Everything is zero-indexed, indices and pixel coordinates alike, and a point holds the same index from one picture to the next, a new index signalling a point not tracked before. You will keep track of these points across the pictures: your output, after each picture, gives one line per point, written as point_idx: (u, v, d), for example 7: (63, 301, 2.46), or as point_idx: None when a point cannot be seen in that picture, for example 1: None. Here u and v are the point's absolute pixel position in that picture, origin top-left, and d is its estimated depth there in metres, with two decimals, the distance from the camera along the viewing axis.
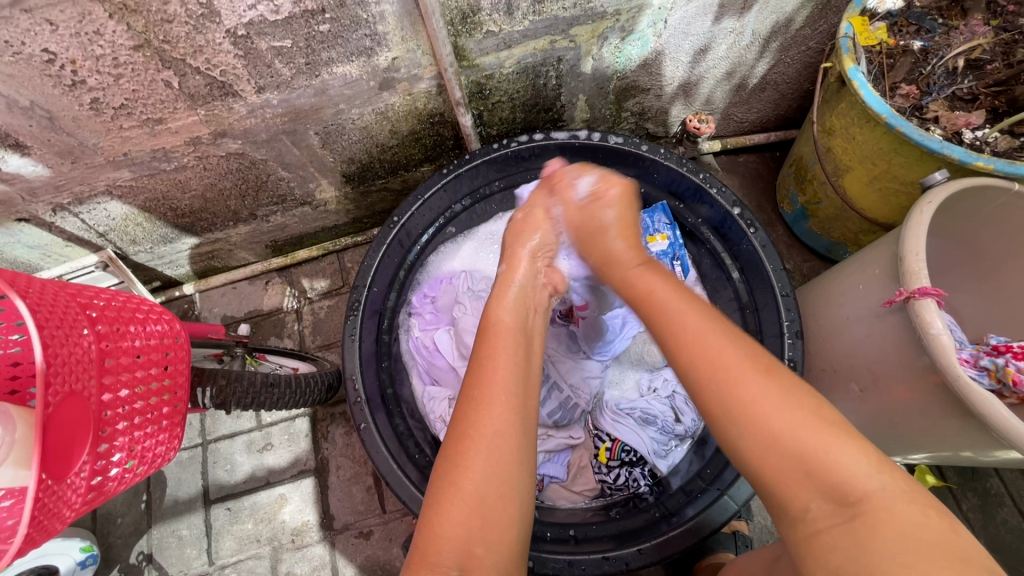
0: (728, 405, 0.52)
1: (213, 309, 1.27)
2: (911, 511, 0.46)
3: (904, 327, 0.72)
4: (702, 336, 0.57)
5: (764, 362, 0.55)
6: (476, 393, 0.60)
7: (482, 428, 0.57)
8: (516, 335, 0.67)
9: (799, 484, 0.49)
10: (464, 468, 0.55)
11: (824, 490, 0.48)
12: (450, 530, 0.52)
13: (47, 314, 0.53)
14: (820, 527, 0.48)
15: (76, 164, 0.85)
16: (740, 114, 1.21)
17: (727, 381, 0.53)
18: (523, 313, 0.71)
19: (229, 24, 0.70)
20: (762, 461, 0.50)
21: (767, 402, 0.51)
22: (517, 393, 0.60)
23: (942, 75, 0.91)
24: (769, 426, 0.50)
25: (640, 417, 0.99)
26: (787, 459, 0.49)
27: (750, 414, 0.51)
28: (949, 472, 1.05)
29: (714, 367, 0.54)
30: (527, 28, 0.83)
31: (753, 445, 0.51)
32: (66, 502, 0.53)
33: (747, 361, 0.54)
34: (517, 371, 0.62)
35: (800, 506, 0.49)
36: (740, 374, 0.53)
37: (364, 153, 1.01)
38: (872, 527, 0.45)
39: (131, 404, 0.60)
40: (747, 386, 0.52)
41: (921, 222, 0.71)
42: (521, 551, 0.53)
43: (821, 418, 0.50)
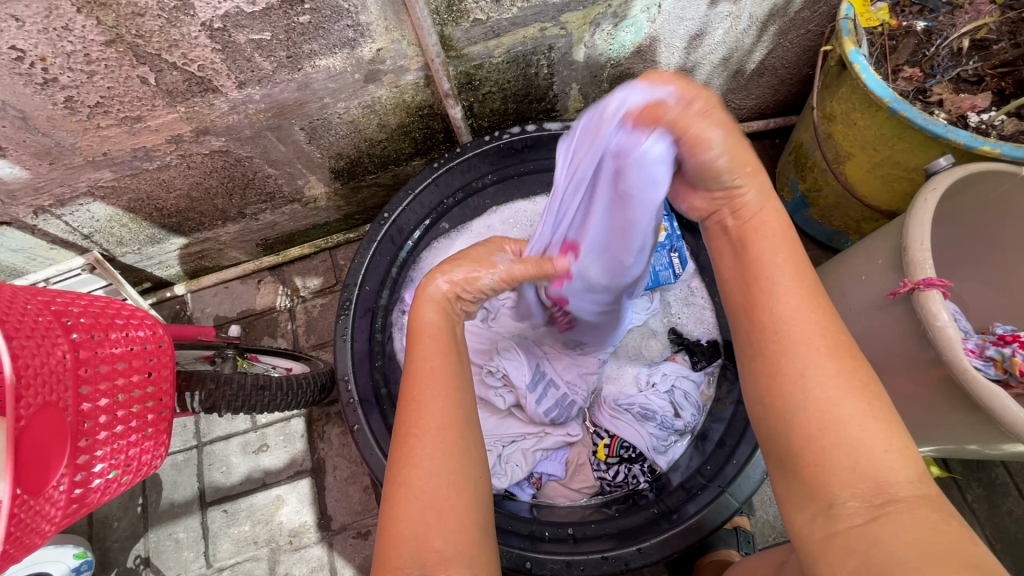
0: (793, 383, 0.50)
1: (206, 309, 1.25)
2: (929, 520, 0.43)
3: (907, 319, 0.71)
4: (793, 307, 0.52)
5: (846, 345, 0.51)
6: (413, 390, 0.58)
7: (425, 423, 0.56)
8: (447, 331, 0.65)
9: (845, 474, 0.46)
10: (409, 464, 0.53)
11: (860, 484, 0.45)
12: (406, 530, 0.50)
13: (17, 324, 0.51)
14: (843, 523, 0.46)
15: (54, 165, 0.82)
16: (737, 100, 1.18)
17: (793, 360, 0.50)
18: (450, 311, 0.67)
19: (204, 16, 0.67)
20: (807, 439, 0.48)
21: (838, 390, 0.48)
22: (455, 387, 0.59)
23: (946, 56, 0.88)
24: (821, 402, 0.48)
25: (638, 412, 0.97)
26: (831, 446, 0.47)
27: (822, 399, 0.48)
28: (953, 463, 1.04)
29: (796, 349, 0.50)
30: (515, 16, 0.80)
31: (800, 421, 0.49)
32: (44, 516, 0.51)
33: (829, 346, 0.50)
34: (452, 366, 0.61)
35: (827, 498, 0.46)
36: (816, 353, 0.50)
37: (352, 148, 0.99)
38: (892, 525, 0.43)
39: (111, 413, 0.58)
40: (819, 366, 0.49)
41: (926, 209, 0.69)
42: (481, 537, 0.53)
43: (882, 413, 0.47)
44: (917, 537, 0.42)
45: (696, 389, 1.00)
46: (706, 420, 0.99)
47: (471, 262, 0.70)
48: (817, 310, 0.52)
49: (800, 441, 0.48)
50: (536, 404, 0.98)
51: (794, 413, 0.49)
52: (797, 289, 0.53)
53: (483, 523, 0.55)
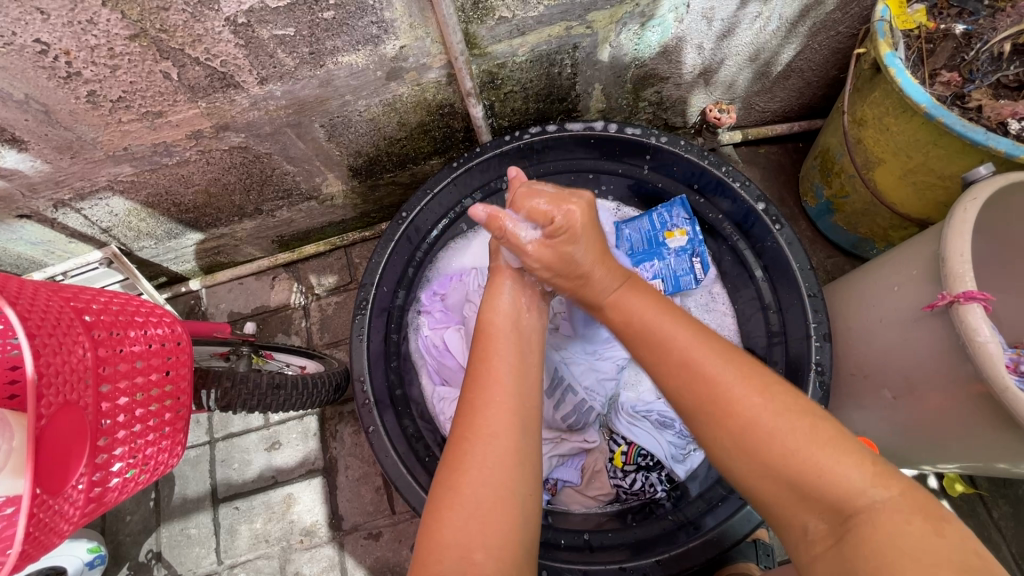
0: (728, 434, 0.54)
1: (220, 305, 1.25)
2: (898, 520, 0.45)
3: (945, 333, 0.68)
4: (689, 355, 0.58)
5: (757, 378, 0.55)
6: (470, 398, 0.61)
7: (480, 431, 0.57)
8: (511, 335, 0.67)
9: (797, 501, 0.50)
10: (461, 471, 0.55)
11: (821, 507, 0.48)
12: (448, 538, 0.51)
13: (39, 321, 0.51)
14: (819, 547, 0.49)
15: (74, 159, 0.82)
16: (762, 103, 1.15)
17: (721, 409, 0.54)
18: (520, 311, 0.70)
19: (228, 11, 0.66)
20: (760, 482, 0.52)
21: (757, 416, 0.52)
22: (522, 392, 0.61)
23: (986, 61, 0.84)
24: (749, 433, 0.52)
25: (656, 420, 0.97)
26: (779, 479, 0.51)
27: (752, 438, 0.52)
28: (980, 479, 1.01)
29: (715, 396, 0.55)
30: (542, 14, 0.78)
31: (745, 471, 0.53)
32: (63, 515, 0.51)
33: (742, 378, 0.55)
34: (516, 372, 0.63)
35: (800, 524, 0.50)
36: (738, 395, 0.54)
37: (371, 146, 0.98)
38: (857, 540, 0.46)
39: (130, 411, 0.57)
40: (744, 405, 0.53)
41: (966, 220, 0.67)
42: (526, 555, 0.53)
43: (813, 428, 0.51)
44: (880, 543, 0.44)
45: None
46: None
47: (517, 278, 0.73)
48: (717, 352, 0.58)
49: (755, 480, 0.52)
50: (554, 408, 0.97)
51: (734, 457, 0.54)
52: (689, 338, 0.59)
53: (531, 534, 0.55)
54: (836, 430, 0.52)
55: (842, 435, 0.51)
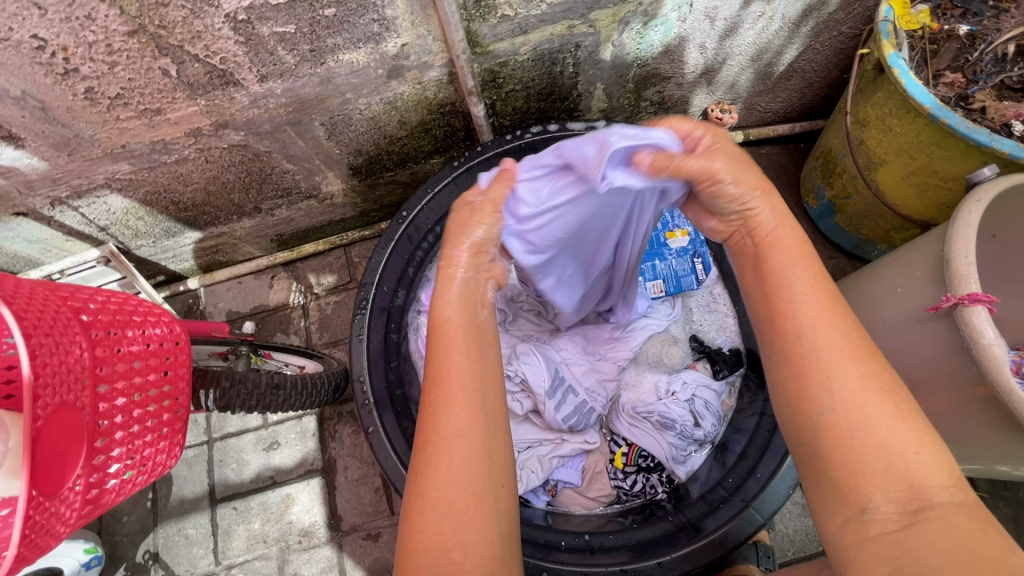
0: (830, 388, 0.48)
1: (218, 304, 1.24)
2: (974, 526, 0.43)
3: (949, 335, 0.68)
4: (813, 302, 0.51)
5: (866, 345, 0.50)
6: (431, 397, 0.56)
7: (443, 432, 0.54)
8: (465, 328, 0.60)
9: (876, 477, 0.46)
10: (431, 474, 0.53)
11: (899, 493, 0.45)
12: (422, 539, 0.51)
13: (35, 321, 0.50)
14: (879, 528, 0.46)
15: (72, 156, 0.81)
16: (763, 103, 1.15)
17: (822, 362, 0.49)
18: (471, 305, 0.62)
19: (228, 8, 0.65)
20: (841, 450, 0.47)
21: (862, 392, 0.47)
22: (474, 389, 0.56)
23: (990, 62, 0.85)
24: (849, 403, 0.47)
25: (658, 421, 0.94)
26: (866, 451, 0.46)
27: (853, 401, 0.47)
28: (981, 481, 1.01)
29: (822, 353, 0.50)
30: (544, 12, 0.78)
31: (834, 437, 0.48)
32: (59, 518, 0.50)
33: (858, 344, 0.50)
34: (476, 366, 0.58)
35: (862, 502, 0.46)
36: (844, 354, 0.49)
37: (372, 145, 0.97)
38: (931, 536, 0.43)
39: (128, 412, 0.57)
40: (851, 371, 0.48)
41: (969, 222, 0.66)
42: (503, 545, 0.53)
43: (909, 414, 0.47)
44: (956, 543, 0.42)
45: (716, 399, 0.97)
46: (726, 431, 0.96)
47: (471, 266, 0.63)
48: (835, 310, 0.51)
49: (834, 440, 0.48)
50: (555, 410, 0.96)
51: (825, 413, 0.48)
52: (814, 284, 0.52)
53: (506, 524, 0.54)
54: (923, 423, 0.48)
55: (928, 428, 0.48)
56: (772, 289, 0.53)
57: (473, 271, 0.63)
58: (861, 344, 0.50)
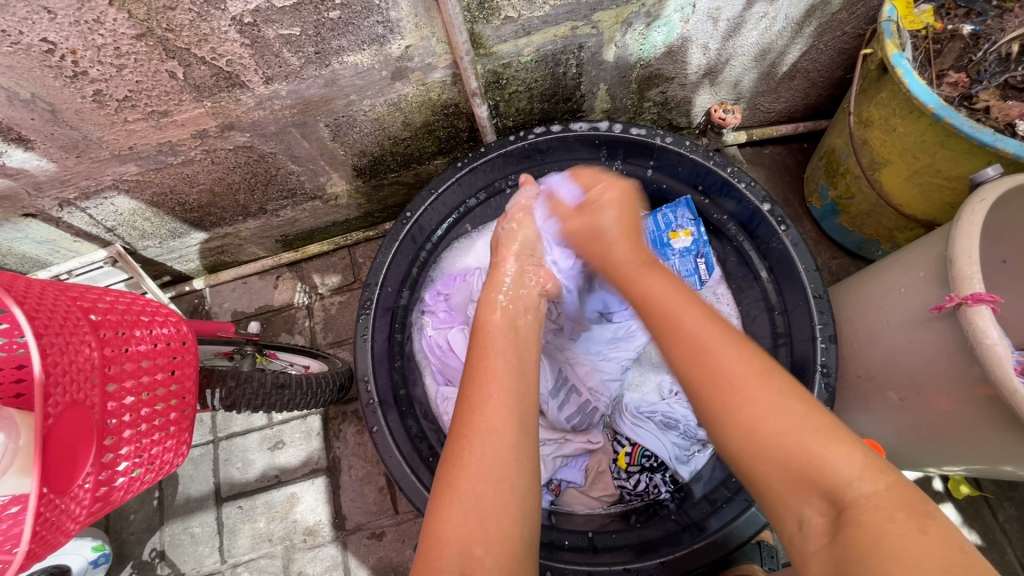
0: (726, 414, 0.54)
1: (224, 304, 1.25)
2: (887, 518, 0.43)
3: (952, 335, 0.68)
4: (697, 335, 0.59)
5: (759, 364, 0.56)
6: (471, 394, 0.60)
7: (477, 427, 0.57)
8: (508, 337, 0.68)
9: (793, 489, 0.49)
10: (461, 467, 0.54)
11: (820, 499, 0.47)
12: (448, 532, 0.51)
13: (45, 321, 0.51)
14: (813, 539, 0.47)
15: (80, 158, 0.82)
16: (767, 104, 1.15)
17: (720, 390, 0.55)
18: (514, 313, 0.72)
19: (234, 11, 0.66)
20: (758, 466, 0.51)
21: (759, 403, 0.53)
22: (510, 388, 0.60)
23: (993, 62, 0.85)
24: (747, 416, 0.52)
25: (661, 421, 0.96)
26: (773, 463, 0.50)
27: (744, 420, 0.53)
28: (985, 482, 1.01)
29: (718, 374, 0.56)
30: (548, 14, 0.78)
31: (743, 452, 0.52)
32: (69, 515, 0.50)
33: (747, 365, 0.56)
34: (515, 372, 0.63)
35: (796, 516, 0.49)
36: (737, 377, 0.55)
37: (376, 146, 0.98)
38: (857, 535, 0.44)
39: (136, 411, 0.57)
40: (747, 387, 0.54)
41: (973, 222, 0.66)
42: (525, 550, 0.52)
43: (811, 415, 0.51)
44: (889, 539, 0.42)
45: None
46: None
47: (516, 276, 0.79)
48: (728, 342, 0.58)
49: (751, 461, 0.52)
50: (559, 409, 0.99)
51: (733, 440, 0.53)
52: (701, 322, 0.60)
53: (531, 529, 0.54)
54: (831, 421, 0.52)
55: (842, 429, 0.51)
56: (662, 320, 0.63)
57: (520, 280, 0.79)
58: (753, 365, 0.55)
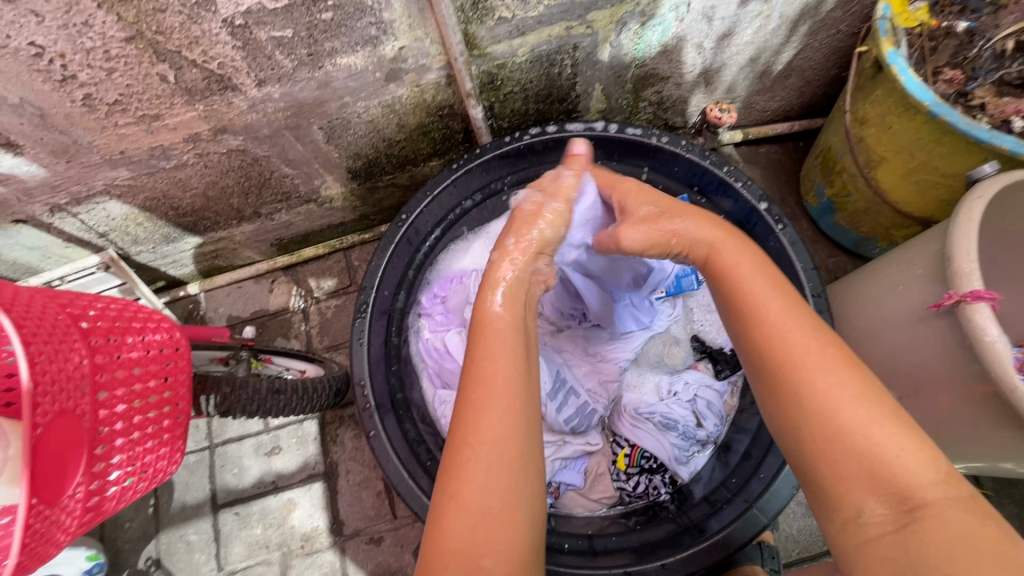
0: (800, 397, 0.50)
1: (219, 309, 1.24)
2: (965, 522, 0.44)
3: (952, 333, 0.68)
4: (785, 319, 0.53)
5: (843, 350, 0.52)
6: (474, 399, 0.56)
7: (482, 435, 0.54)
8: (513, 333, 0.62)
9: (860, 482, 0.47)
10: (465, 477, 0.53)
11: (888, 492, 0.46)
12: (452, 544, 0.51)
13: (34, 329, 0.50)
14: (875, 532, 0.46)
15: (70, 163, 0.81)
16: (763, 102, 1.15)
17: (796, 370, 0.51)
18: (518, 309, 0.65)
19: (225, 13, 0.65)
20: (825, 453, 0.48)
21: (843, 396, 0.48)
22: (513, 387, 0.57)
23: (988, 59, 0.85)
24: (833, 418, 0.48)
25: (660, 421, 0.94)
26: (845, 451, 0.47)
27: (823, 407, 0.49)
28: (985, 479, 1.00)
29: (798, 359, 0.51)
30: (542, 14, 0.78)
31: (815, 442, 0.49)
32: (60, 526, 0.50)
33: (831, 350, 0.51)
34: (519, 370, 0.58)
35: (855, 507, 0.47)
36: (819, 363, 0.50)
37: (370, 148, 0.97)
38: (928, 532, 0.44)
39: (129, 419, 0.57)
40: (834, 377, 0.49)
41: (971, 218, 0.66)
42: (533, 557, 0.52)
43: (887, 408, 0.48)
44: (954, 546, 0.43)
45: (719, 399, 0.97)
46: (729, 431, 0.96)
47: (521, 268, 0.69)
48: (809, 326, 0.53)
49: (818, 448, 0.49)
50: (557, 411, 0.96)
51: (802, 427, 0.50)
52: (788, 304, 0.54)
53: (536, 531, 0.54)
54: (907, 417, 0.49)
55: (914, 426, 0.48)
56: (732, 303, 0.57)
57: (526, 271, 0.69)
58: (835, 351, 0.51)
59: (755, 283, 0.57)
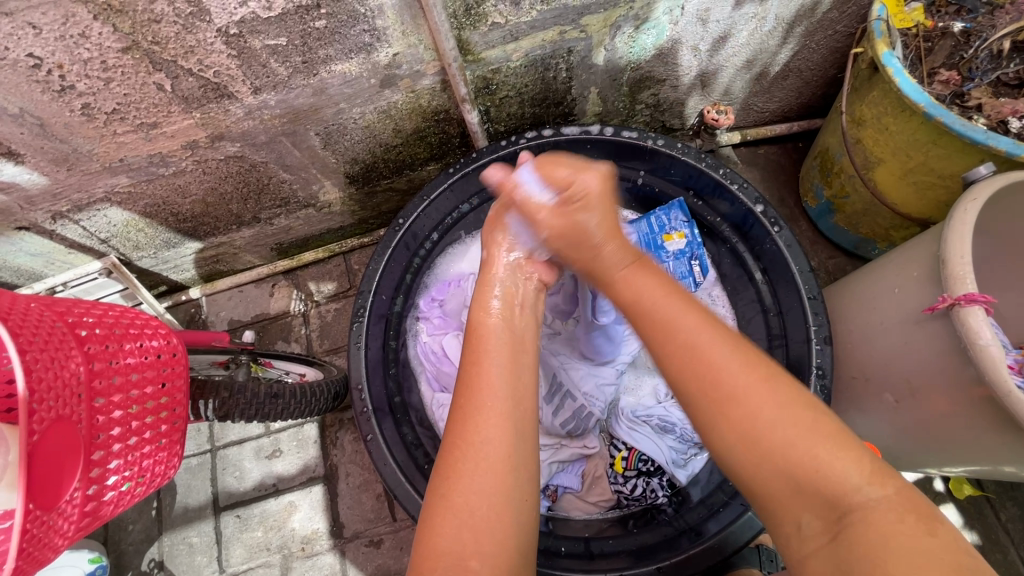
0: (720, 422, 0.50)
1: (220, 313, 1.25)
2: (900, 522, 0.42)
3: (947, 336, 0.67)
4: (690, 343, 0.54)
5: (760, 366, 0.52)
6: (464, 402, 0.59)
7: (472, 438, 0.56)
8: (504, 338, 0.65)
9: (792, 497, 0.47)
10: (453, 480, 0.54)
11: (817, 505, 0.46)
12: (440, 545, 0.51)
13: (30, 337, 0.51)
14: (813, 543, 0.46)
15: (70, 171, 0.82)
16: (760, 104, 1.14)
17: (715, 394, 0.51)
18: (512, 313, 0.69)
19: (220, 22, 0.66)
20: (758, 474, 0.49)
21: (763, 415, 0.49)
22: (507, 398, 0.58)
23: (985, 59, 0.84)
24: (766, 431, 0.48)
25: (658, 424, 0.96)
26: (774, 470, 0.48)
27: (746, 428, 0.49)
28: (986, 482, 1.00)
29: (716, 383, 0.51)
30: (535, 19, 0.78)
31: (744, 464, 0.49)
32: (57, 531, 0.50)
33: (737, 366, 0.51)
34: (508, 375, 0.61)
35: (793, 521, 0.47)
36: (740, 386, 0.50)
37: (368, 153, 0.98)
38: (857, 541, 0.43)
39: (126, 425, 0.57)
40: (761, 392, 0.50)
41: (965, 221, 0.66)
42: (523, 558, 0.51)
43: (809, 419, 0.48)
44: (885, 544, 0.42)
45: None
46: None
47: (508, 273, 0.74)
48: (715, 344, 0.53)
49: (753, 470, 0.49)
50: (554, 415, 0.98)
51: (731, 453, 0.50)
52: (699, 325, 0.55)
53: (529, 535, 0.53)
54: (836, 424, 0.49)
55: (845, 433, 0.48)
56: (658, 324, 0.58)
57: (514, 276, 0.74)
58: (753, 368, 0.51)
59: (671, 310, 0.58)
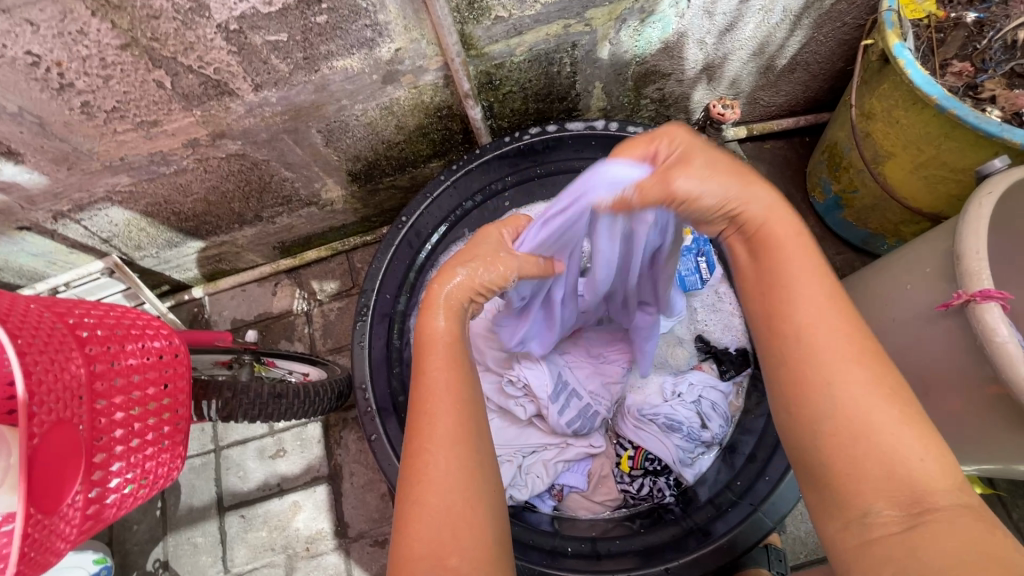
0: (831, 380, 0.48)
1: (223, 312, 1.24)
2: (973, 525, 0.42)
3: (963, 333, 0.66)
4: (817, 305, 0.50)
5: (871, 348, 0.49)
6: (423, 401, 0.56)
7: (434, 437, 0.54)
8: (454, 343, 0.62)
9: (870, 479, 0.45)
10: (422, 480, 0.52)
11: (898, 493, 0.44)
12: (416, 547, 0.49)
13: (29, 339, 0.50)
14: (880, 530, 0.44)
15: (71, 170, 0.82)
16: (767, 97, 1.13)
17: (825, 362, 0.48)
18: (461, 322, 0.64)
19: (219, 18, 0.65)
20: (839, 449, 0.47)
21: (870, 398, 0.46)
22: (468, 398, 0.57)
23: (999, 50, 0.83)
24: (855, 407, 0.46)
25: (664, 423, 0.93)
26: (864, 449, 0.46)
27: (852, 396, 0.47)
28: (999, 480, 0.99)
29: (833, 351, 0.48)
30: (539, 12, 0.77)
31: (834, 429, 0.47)
32: (59, 535, 0.50)
33: (857, 346, 0.49)
34: (463, 375, 0.59)
35: (862, 506, 0.45)
36: (848, 358, 0.48)
37: (370, 150, 0.97)
38: (932, 536, 0.42)
39: (128, 427, 0.57)
40: (861, 370, 0.47)
41: (981, 215, 0.64)
42: (499, 554, 0.51)
43: (916, 418, 0.46)
44: (956, 545, 0.41)
45: (724, 400, 0.96)
46: (735, 432, 0.95)
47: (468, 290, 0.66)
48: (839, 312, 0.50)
49: (834, 444, 0.47)
50: (559, 414, 0.95)
51: (825, 419, 0.48)
52: (820, 287, 0.51)
53: (499, 532, 0.53)
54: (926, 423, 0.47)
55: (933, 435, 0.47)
56: (774, 287, 0.53)
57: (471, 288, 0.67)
58: (869, 349, 0.49)
59: (796, 266, 0.53)
